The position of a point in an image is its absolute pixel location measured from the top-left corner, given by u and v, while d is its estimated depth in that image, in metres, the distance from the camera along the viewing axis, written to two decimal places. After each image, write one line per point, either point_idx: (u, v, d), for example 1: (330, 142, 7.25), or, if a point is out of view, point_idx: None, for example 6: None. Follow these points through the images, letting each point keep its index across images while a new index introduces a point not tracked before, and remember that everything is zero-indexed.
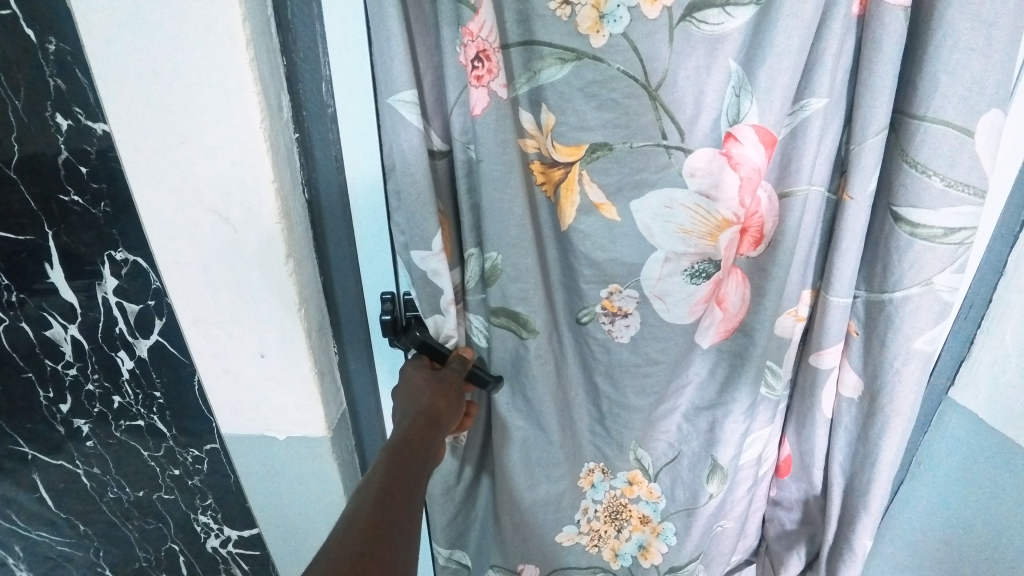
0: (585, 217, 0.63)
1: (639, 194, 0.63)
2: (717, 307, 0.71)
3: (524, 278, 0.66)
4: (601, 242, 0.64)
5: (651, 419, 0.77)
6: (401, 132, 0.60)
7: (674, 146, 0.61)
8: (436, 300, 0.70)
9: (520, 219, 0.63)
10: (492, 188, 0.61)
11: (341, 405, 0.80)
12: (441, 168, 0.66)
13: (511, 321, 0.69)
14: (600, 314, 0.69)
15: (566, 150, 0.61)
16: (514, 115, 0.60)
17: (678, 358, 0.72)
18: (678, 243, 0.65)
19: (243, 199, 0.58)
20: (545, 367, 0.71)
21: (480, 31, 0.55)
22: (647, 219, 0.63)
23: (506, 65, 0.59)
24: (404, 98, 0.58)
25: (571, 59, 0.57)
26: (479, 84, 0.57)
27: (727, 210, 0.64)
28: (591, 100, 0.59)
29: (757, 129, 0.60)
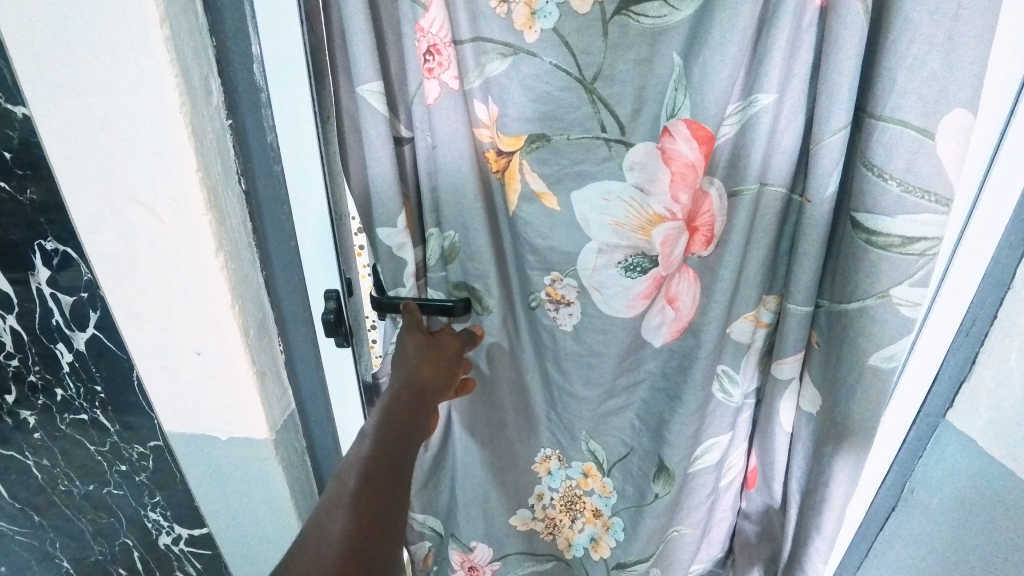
0: (526, 205, 0.67)
1: (582, 184, 0.64)
2: (666, 305, 0.70)
3: (478, 257, 0.71)
4: (540, 230, 0.67)
5: (601, 413, 0.78)
6: (368, 120, 0.65)
7: (614, 140, 0.62)
8: (399, 274, 0.74)
9: (472, 202, 0.67)
10: (449, 172, 0.67)
11: (287, 406, 0.82)
12: (404, 155, 0.71)
13: (469, 296, 0.75)
14: (545, 301, 0.72)
15: (507, 139, 0.65)
16: (466, 108, 0.65)
17: (624, 351, 0.73)
18: (612, 235, 0.66)
19: (167, 189, 0.61)
20: (495, 346, 0.76)
21: (430, 27, 0.60)
22: (584, 210, 0.65)
23: (459, 60, 0.62)
24: (373, 88, 0.62)
25: (510, 54, 0.60)
26: (431, 76, 0.63)
27: (660, 206, 0.64)
28: (530, 93, 0.62)
29: (688, 124, 0.59)
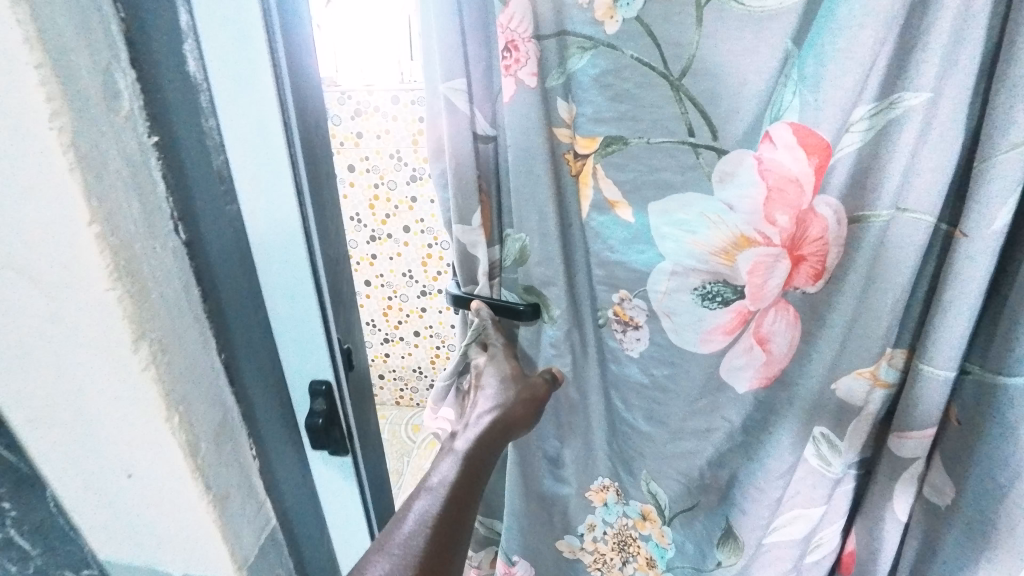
0: (597, 214, 0.61)
1: (662, 194, 0.56)
2: (754, 346, 0.58)
3: (545, 263, 0.63)
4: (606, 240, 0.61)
5: (664, 456, 0.68)
6: (449, 120, 0.62)
7: (702, 145, 0.53)
8: (472, 268, 0.71)
9: (540, 206, 0.60)
10: (516, 167, 0.59)
11: (266, 522, 0.56)
12: (484, 154, 0.67)
13: (538, 302, 0.68)
14: (610, 320, 0.65)
15: (582, 141, 0.59)
16: (545, 107, 0.58)
17: (698, 390, 0.63)
18: (689, 256, 0.57)
19: (52, 253, 0.35)
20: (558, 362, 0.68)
21: (509, 22, 0.55)
22: (660, 224, 0.57)
23: (540, 54, 0.56)
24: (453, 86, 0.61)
25: (590, 48, 0.55)
26: (508, 74, 0.57)
27: (748, 226, 0.53)
28: (607, 91, 0.55)
29: (795, 130, 0.49)
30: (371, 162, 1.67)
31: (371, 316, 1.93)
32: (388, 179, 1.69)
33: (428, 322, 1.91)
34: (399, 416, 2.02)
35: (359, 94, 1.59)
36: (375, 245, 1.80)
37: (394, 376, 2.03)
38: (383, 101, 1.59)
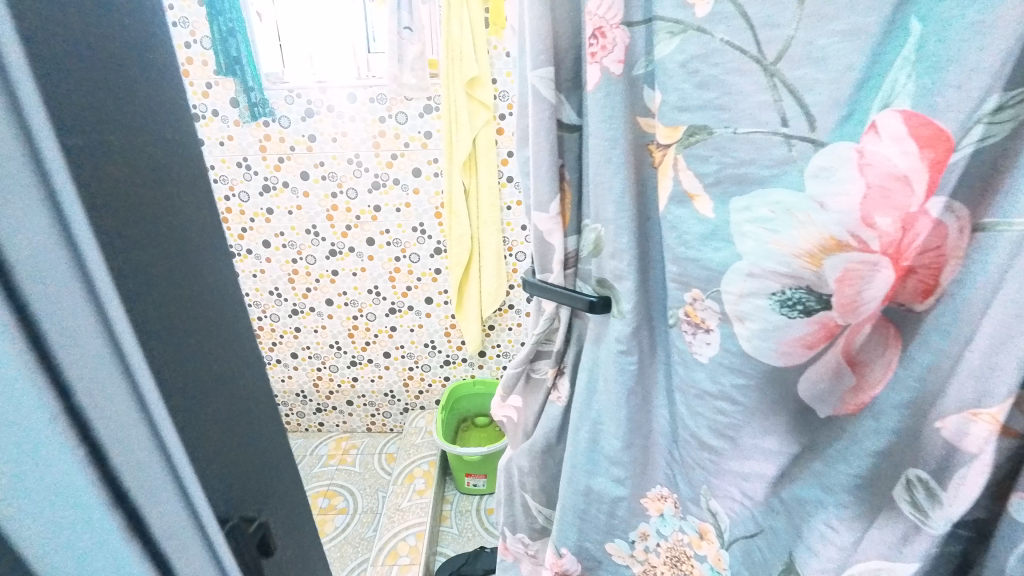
0: (675, 207, 0.59)
1: (747, 190, 0.52)
2: (841, 365, 0.52)
3: (620, 255, 0.65)
4: (683, 236, 0.59)
5: (727, 473, 0.64)
6: (534, 107, 0.66)
7: (797, 137, 0.48)
8: (547, 258, 0.75)
9: (621, 193, 0.62)
10: (600, 159, 0.62)
11: None
12: (567, 141, 0.70)
13: (609, 296, 0.69)
14: (681, 319, 0.63)
15: (666, 130, 0.58)
16: (629, 95, 0.60)
17: (770, 407, 0.57)
18: (769, 257, 0.51)
19: None
20: (626, 358, 0.68)
21: (598, 9, 0.58)
22: (741, 221, 0.53)
23: (627, 42, 0.58)
24: (540, 73, 0.64)
25: (678, 32, 0.53)
26: (593, 61, 0.59)
27: (840, 228, 0.46)
28: (693, 77, 0.53)
29: (908, 118, 0.42)
30: (326, 168, 1.69)
31: (337, 337, 1.96)
32: (348, 188, 1.72)
33: (398, 341, 1.97)
34: (372, 446, 2.08)
35: (311, 93, 1.59)
36: (335, 260, 1.83)
37: (365, 402, 2.10)
38: (339, 98, 1.60)
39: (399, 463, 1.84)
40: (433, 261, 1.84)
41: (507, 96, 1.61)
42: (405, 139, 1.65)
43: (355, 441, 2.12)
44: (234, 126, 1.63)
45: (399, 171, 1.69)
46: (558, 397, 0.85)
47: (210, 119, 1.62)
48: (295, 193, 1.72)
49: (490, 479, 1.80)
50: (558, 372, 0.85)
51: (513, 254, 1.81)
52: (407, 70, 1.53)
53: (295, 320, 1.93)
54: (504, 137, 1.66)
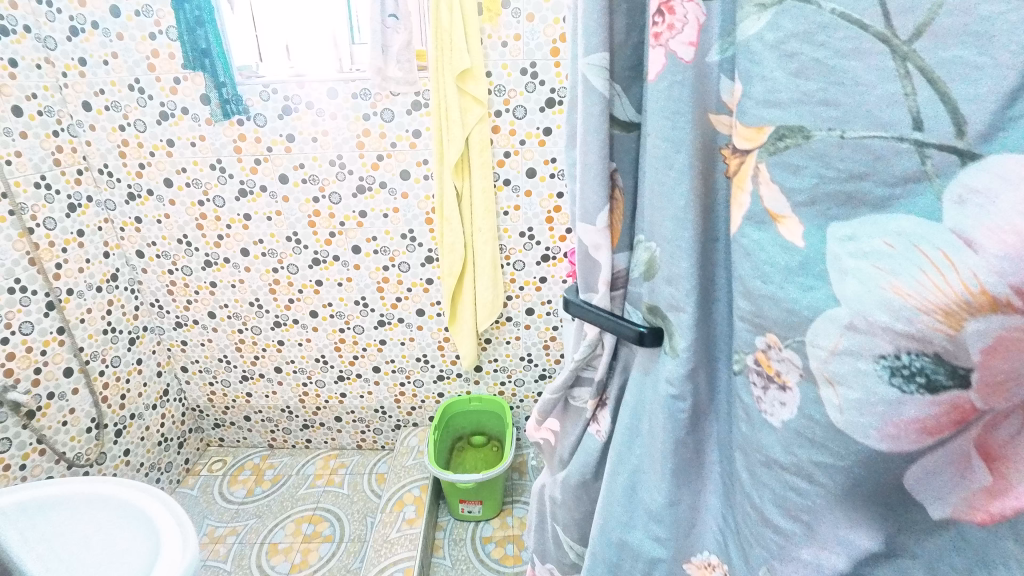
0: (754, 229, 0.47)
1: (855, 213, 0.38)
2: (973, 458, 0.38)
3: (677, 283, 0.55)
4: (760, 267, 0.46)
5: (794, 563, 0.49)
6: (585, 100, 0.58)
7: (936, 143, 0.33)
8: (593, 276, 0.67)
9: (682, 208, 0.52)
10: (660, 166, 0.53)
11: None
12: (621, 141, 0.61)
13: (662, 327, 0.59)
14: (750, 366, 0.52)
15: (746, 132, 0.45)
16: (699, 85, 0.49)
17: (864, 497, 0.43)
18: (878, 306, 0.37)
19: None
20: (677, 404, 0.58)
21: None
22: (842, 254, 0.39)
23: (701, 19, 0.48)
24: (592, 60, 0.55)
25: (772, 3, 0.40)
26: (657, 43, 0.50)
27: (994, 282, 0.31)
28: (789, 61, 0.39)
29: None
30: (307, 170, 1.64)
31: (322, 351, 1.96)
32: (330, 191, 1.66)
33: (388, 355, 1.96)
34: (360, 465, 2.11)
35: (287, 89, 1.52)
36: (318, 269, 1.79)
37: (354, 419, 2.11)
38: (318, 94, 1.52)
39: (389, 487, 1.85)
40: (422, 271, 1.79)
41: (503, 89, 1.52)
42: (389, 139, 1.57)
43: (344, 460, 2.14)
44: (206, 126, 1.58)
45: (387, 174, 1.63)
46: (598, 430, 0.78)
47: (181, 116, 1.57)
48: (274, 197, 1.68)
49: (485, 505, 1.81)
50: (599, 403, 0.77)
51: (512, 264, 1.78)
52: (392, 62, 1.44)
53: (278, 332, 1.93)
54: (501, 136, 1.58)
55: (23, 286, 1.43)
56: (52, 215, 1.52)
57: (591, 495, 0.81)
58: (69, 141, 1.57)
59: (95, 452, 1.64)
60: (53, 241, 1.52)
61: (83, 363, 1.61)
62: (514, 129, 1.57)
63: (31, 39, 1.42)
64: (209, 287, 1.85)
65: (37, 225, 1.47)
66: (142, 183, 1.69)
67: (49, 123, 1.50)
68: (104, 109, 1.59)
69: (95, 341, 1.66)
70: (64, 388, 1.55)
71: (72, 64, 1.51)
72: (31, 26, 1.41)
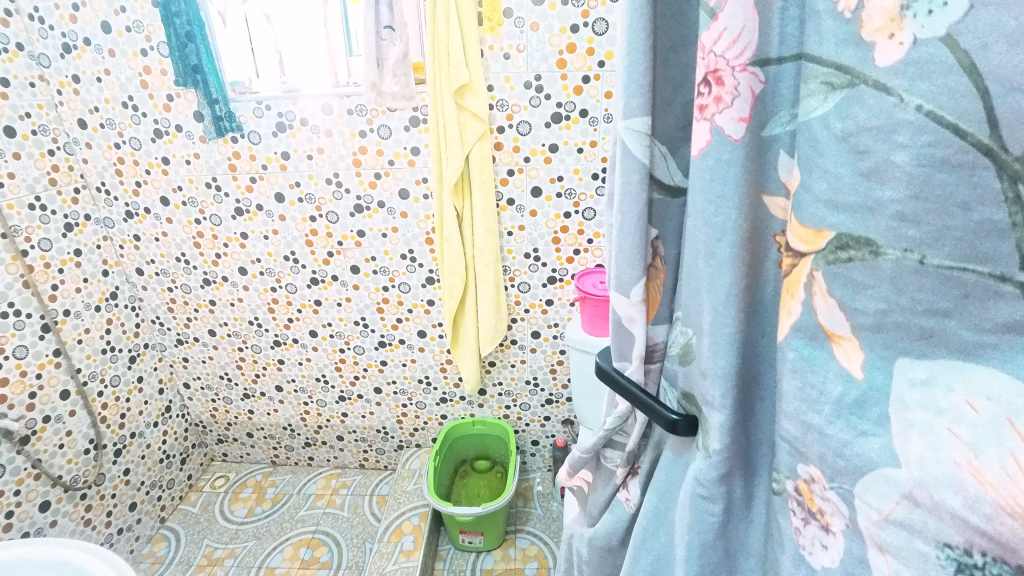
0: (803, 345, 0.41)
1: (931, 355, 0.31)
2: None
3: (713, 380, 0.47)
4: (807, 388, 0.40)
5: None
6: (620, 162, 0.50)
7: None
8: (627, 347, 0.59)
9: (722, 301, 0.44)
10: (701, 249, 0.46)
11: None
12: (665, 206, 0.52)
13: (698, 418, 0.51)
14: (789, 491, 0.46)
15: (803, 233, 0.39)
16: (754, 159, 0.42)
17: None
18: (946, 484, 0.30)
19: None
20: (706, 506, 0.49)
21: (715, 44, 0.41)
22: (909, 400, 0.33)
23: (757, 89, 0.41)
24: (633, 126, 0.47)
25: (842, 85, 0.34)
26: (703, 117, 0.43)
27: None
28: (859, 159, 0.33)
29: None
30: (303, 188, 1.57)
31: (322, 370, 1.91)
32: (327, 210, 1.60)
33: (389, 376, 1.89)
34: (361, 486, 2.06)
35: (281, 104, 1.46)
36: (315, 288, 1.74)
37: (355, 438, 2.06)
38: (312, 110, 1.45)
39: (388, 514, 1.79)
40: (424, 292, 1.72)
41: (505, 105, 1.43)
42: (388, 156, 1.50)
43: (346, 479, 2.10)
44: (201, 143, 1.53)
45: (383, 193, 1.55)
46: (627, 499, 0.67)
47: (175, 133, 1.52)
48: (270, 215, 1.63)
49: (488, 536, 1.73)
50: (630, 470, 0.67)
51: (516, 285, 1.69)
52: (389, 76, 1.36)
53: (279, 351, 1.89)
54: (503, 152, 1.49)
55: (18, 310, 1.40)
56: (47, 236, 1.49)
57: (614, 565, 0.72)
58: (65, 159, 1.55)
59: (92, 475, 1.62)
60: (48, 262, 1.49)
61: (80, 384, 1.59)
62: (518, 146, 1.48)
63: (24, 56, 1.40)
64: (208, 305, 1.82)
65: (32, 247, 1.45)
66: (139, 201, 1.66)
67: (44, 142, 1.48)
68: (99, 126, 1.55)
69: (93, 361, 1.64)
70: (59, 411, 1.52)
71: (66, 81, 1.49)
72: (23, 43, 1.40)
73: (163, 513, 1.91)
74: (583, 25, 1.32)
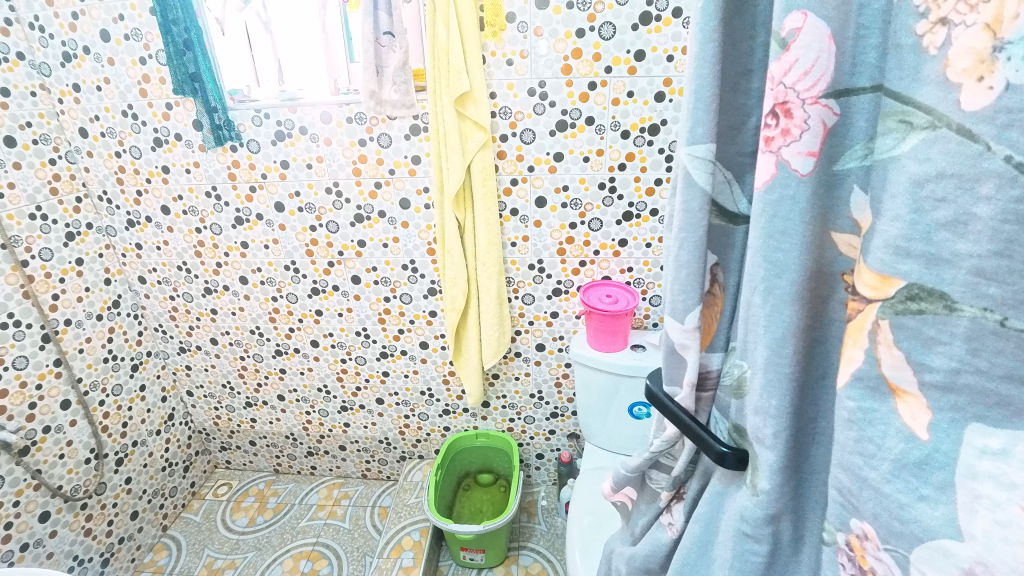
0: (857, 394, 0.38)
1: (1010, 425, 0.29)
2: None
3: (765, 418, 0.45)
4: (864, 441, 0.37)
5: None
6: (681, 192, 0.48)
7: None
8: (677, 373, 0.56)
9: (778, 340, 0.43)
10: (757, 285, 0.44)
11: None
12: (723, 232, 0.50)
13: (749, 456, 0.48)
14: (839, 544, 0.42)
15: (870, 279, 0.36)
16: (821, 197, 0.40)
17: None
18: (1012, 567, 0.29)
19: None
20: (749, 545, 0.48)
21: (785, 75, 0.39)
22: (979, 470, 0.30)
23: (829, 122, 0.39)
24: (697, 153, 0.46)
25: (922, 126, 0.32)
26: (768, 150, 0.41)
27: None
28: (935, 208, 0.31)
29: None
30: (303, 198, 1.54)
31: (324, 381, 1.89)
32: (327, 220, 1.57)
33: (391, 387, 1.86)
34: (362, 497, 2.03)
35: (280, 113, 1.43)
36: (318, 298, 1.71)
37: (358, 448, 2.04)
38: (313, 118, 1.42)
39: (388, 528, 1.76)
40: (426, 303, 1.68)
41: (508, 112, 1.38)
42: (388, 165, 1.46)
43: (347, 490, 2.07)
44: (201, 152, 1.51)
45: (385, 203, 1.52)
46: (670, 523, 0.63)
47: (174, 142, 1.51)
48: (270, 225, 1.60)
49: (489, 553, 1.68)
50: (675, 494, 0.63)
51: (519, 297, 1.64)
52: (388, 84, 1.31)
53: (280, 360, 1.87)
54: (506, 161, 1.44)
55: (17, 320, 1.39)
56: (48, 245, 1.48)
57: None
58: (66, 168, 1.55)
59: (94, 484, 1.61)
60: (49, 272, 1.48)
61: (81, 394, 1.58)
62: (521, 154, 1.43)
63: (24, 65, 1.40)
64: (210, 314, 1.80)
65: (33, 256, 1.43)
66: (140, 210, 1.65)
67: (45, 151, 1.47)
68: (100, 135, 1.54)
69: (94, 370, 1.63)
70: (60, 421, 1.51)
71: (67, 90, 1.48)
72: (24, 52, 1.40)
73: (165, 521, 1.91)
74: (589, 29, 1.26)
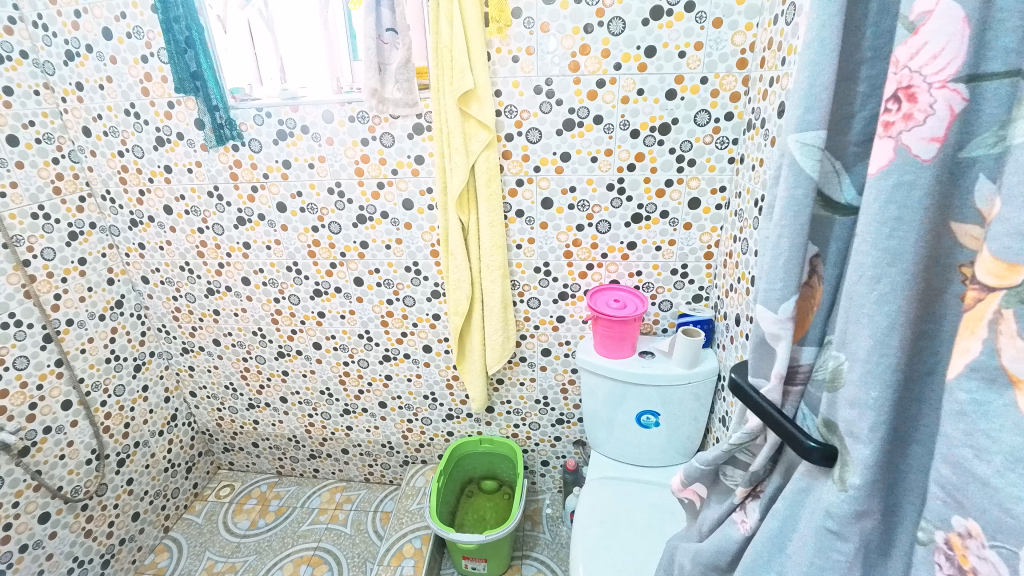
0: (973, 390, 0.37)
1: None
2: None
3: (863, 410, 0.44)
4: (976, 434, 0.36)
5: None
6: (787, 176, 0.49)
7: None
8: (767, 363, 0.57)
9: (885, 329, 0.41)
10: (864, 272, 0.42)
11: None
12: (828, 223, 0.50)
13: (837, 450, 0.48)
14: (939, 544, 0.42)
15: (994, 266, 0.35)
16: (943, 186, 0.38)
17: None
18: None
19: None
20: (837, 543, 0.48)
21: (912, 59, 0.38)
22: None
23: (957, 107, 0.36)
24: (805, 139, 0.47)
25: None
26: (886, 134, 0.40)
27: None
28: None
29: None
30: (304, 199, 1.52)
31: (326, 383, 1.86)
32: (328, 220, 1.54)
33: (394, 391, 1.83)
34: (365, 501, 2.01)
35: (280, 112, 1.40)
36: (320, 300, 1.69)
37: (360, 452, 2.01)
38: (314, 117, 1.39)
39: (388, 535, 1.72)
40: (429, 306, 1.64)
41: (513, 111, 1.34)
42: (391, 165, 1.43)
43: (350, 494, 2.04)
44: (201, 152, 1.49)
45: (387, 203, 1.48)
46: (742, 521, 0.65)
47: (176, 142, 1.49)
48: (272, 225, 1.58)
49: (490, 564, 1.64)
50: (750, 492, 0.65)
51: (525, 301, 1.60)
52: (391, 82, 1.28)
53: (282, 362, 1.85)
54: (511, 161, 1.40)
55: (18, 320, 1.38)
56: (50, 245, 1.47)
57: None
58: (70, 168, 1.54)
59: (95, 485, 1.60)
60: (51, 272, 1.47)
61: (83, 395, 1.57)
62: (527, 154, 1.39)
63: (27, 64, 1.40)
64: (212, 315, 1.79)
65: (34, 256, 1.42)
66: (143, 210, 1.64)
67: (48, 150, 1.47)
68: (103, 134, 1.53)
69: (95, 371, 1.62)
70: (62, 421, 1.50)
71: (70, 89, 1.48)
72: (27, 51, 1.39)
73: (167, 523, 1.90)
74: (597, 25, 1.22)
